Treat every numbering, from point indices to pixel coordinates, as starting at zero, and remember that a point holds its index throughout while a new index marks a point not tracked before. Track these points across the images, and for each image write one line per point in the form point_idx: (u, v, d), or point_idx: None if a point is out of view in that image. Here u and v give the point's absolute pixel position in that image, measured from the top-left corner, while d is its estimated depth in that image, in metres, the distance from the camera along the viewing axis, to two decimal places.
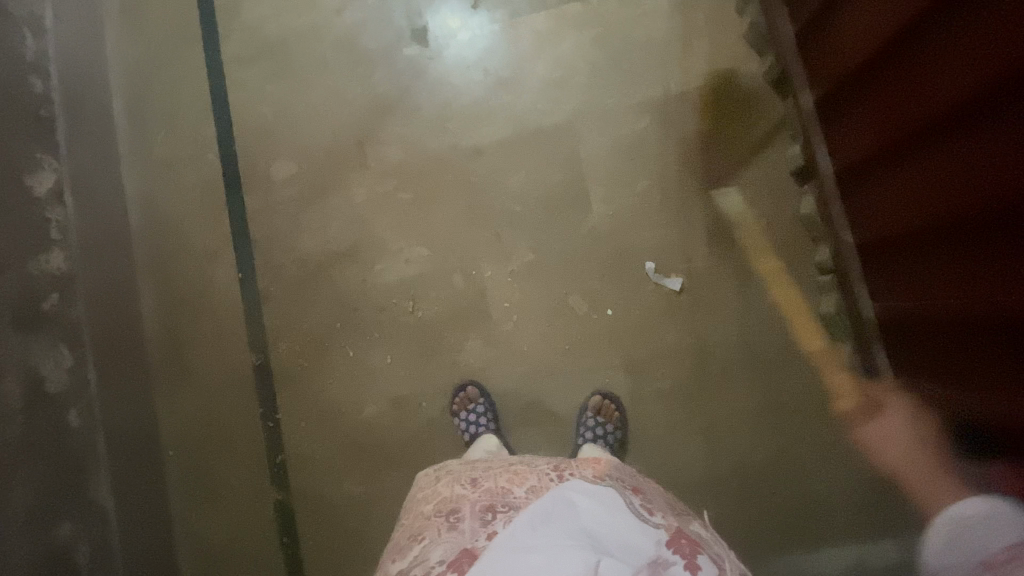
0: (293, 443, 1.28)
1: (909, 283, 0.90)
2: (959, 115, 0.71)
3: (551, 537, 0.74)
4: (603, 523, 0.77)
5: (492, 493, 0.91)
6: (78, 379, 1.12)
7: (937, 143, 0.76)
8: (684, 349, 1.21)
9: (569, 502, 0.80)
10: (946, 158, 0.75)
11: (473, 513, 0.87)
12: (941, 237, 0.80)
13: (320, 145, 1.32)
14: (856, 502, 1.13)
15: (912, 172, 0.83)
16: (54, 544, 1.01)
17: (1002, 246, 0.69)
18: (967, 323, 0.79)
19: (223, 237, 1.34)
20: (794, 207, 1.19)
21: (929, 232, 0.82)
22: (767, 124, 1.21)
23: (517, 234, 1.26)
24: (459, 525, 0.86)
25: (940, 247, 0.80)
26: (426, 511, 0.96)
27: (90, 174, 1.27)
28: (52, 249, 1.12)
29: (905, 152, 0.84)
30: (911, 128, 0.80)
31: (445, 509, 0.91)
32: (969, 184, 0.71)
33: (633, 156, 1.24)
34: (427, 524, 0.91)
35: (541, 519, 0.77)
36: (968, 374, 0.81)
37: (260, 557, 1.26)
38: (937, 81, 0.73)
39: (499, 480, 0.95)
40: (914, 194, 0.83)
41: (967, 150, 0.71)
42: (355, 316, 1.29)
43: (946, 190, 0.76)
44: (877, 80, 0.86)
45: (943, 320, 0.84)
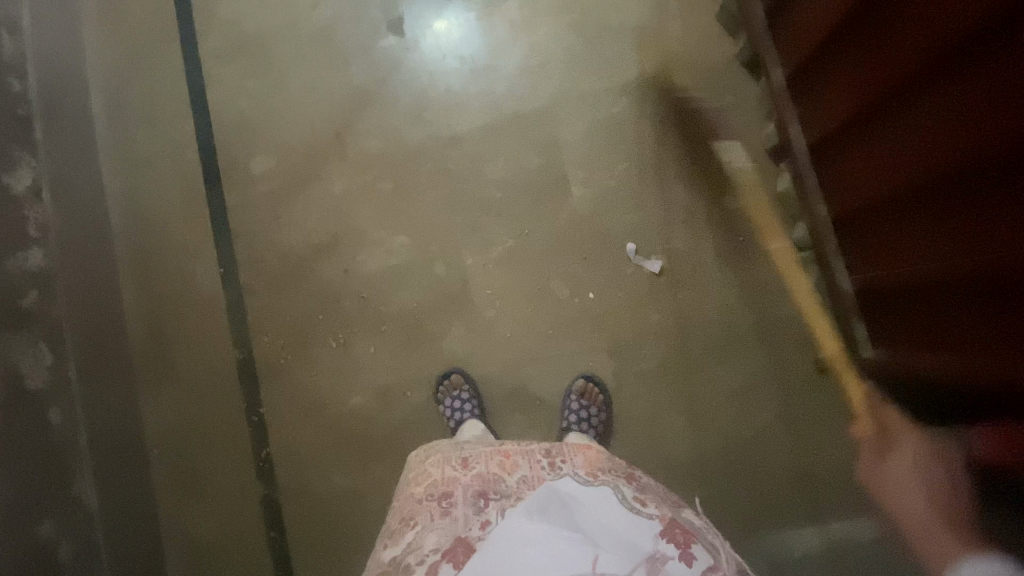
0: (278, 436, 1.28)
1: (885, 252, 0.90)
2: (934, 75, 0.70)
3: (550, 532, 0.74)
4: (600, 519, 0.78)
5: (484, 478, 0.91)
6: (60, 376, 1.11)
7: (910, 107, 0.76)
8: (666, 330, 1.21)
9: (565, 501, 0.81)
10: (920, 120, 0.74)
11: (466, 499, 0.87)
12: (912, 202, 0.80)
13: (299, 138, 1.33)
14: (840, 477, 1.14)
15: (884, 140, 0.83)
16: (36, 542, 1.00)
17: (972, 202, 0.69)
18: (940, 288, 0.78)
19: (204, 233, 1.34)
20: (770, 185, 1.20)
21: (900, 198, 0.82)
22: (742, 104, 1.22)
23: (497, 220, 1.26)
24: (452, 511, 0.85)
25: (913, 212, 0.80)
26: (415, 493, 0.94)
27: (70, 172, 1.27)
28: (32, 247, 1.11)
29: (875, 120, 0.84)
30: (880, 94, 0.81)
31: (436, 493, 0.90)
32: (938, 143, 0.71)
33: (610, 140, 1.25)
34: (419, 508, 0.89)
35: (538, 515, 0.77)
36: (945, 342, 0.81)
37: (248, 553, 1.26)
38: (905, 43, 0.74)
39: (489, 467, 0.93)
40: (886, 161, 0.83)
41: (934, 109, 0.71)
42: (338, 308, 1.29)
43: (920, 154, 0.75)
44: (847, 50, 0.87)
45: (919, 289, 0.83)
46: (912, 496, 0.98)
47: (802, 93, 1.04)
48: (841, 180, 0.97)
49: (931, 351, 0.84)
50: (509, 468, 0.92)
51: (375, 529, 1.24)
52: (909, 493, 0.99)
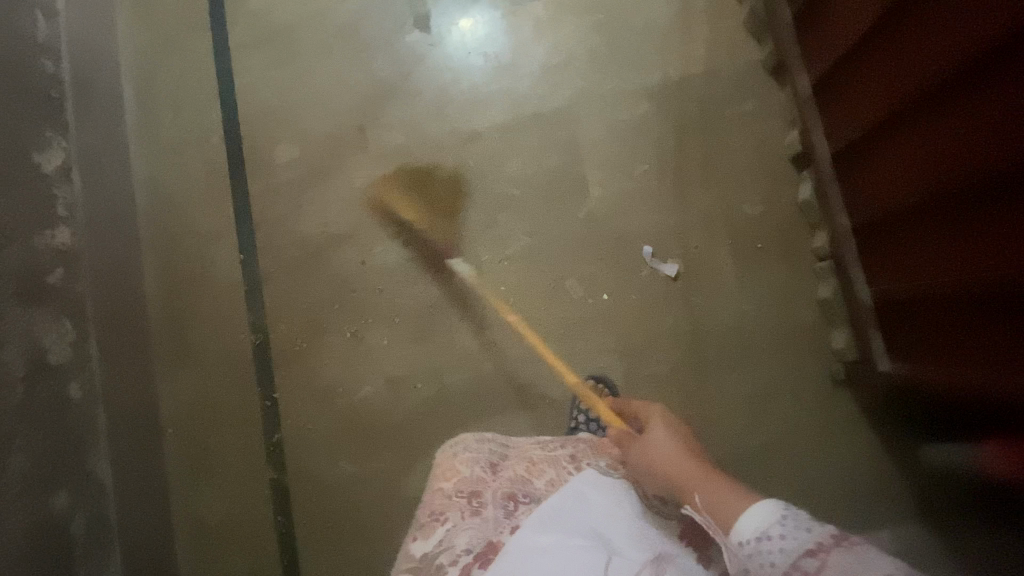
0: (290, 422, 1.30)
1: (908, 261, 0.88)
2: (954, 84, 0.70)
3: (570, 537, 0.81)
4: (615, 520, 0.84)
5: (514, 480, 0.92)
6: (80, 352, 1.15)
7: (931, 122, 0.76)
8: (678, 333, 1.20)
9: (585, 497, 0.87)
10: (938, 135, 0.75)
11: (496, 500, 0.89)
12: (931, 215, 0.80)
13: (322, 128, 1.34)
14: (850, 491, 1.13)
15: (909, 145, 0.82)
16: (52, 512, 1.03)
17: (987, 217, 0.69)
18: (958, 302, 0.78)
19: (225, 219, 1.36)
20: (790, 193, 1.19)
21: (920, 211, 0.82)
22: (765, 109, 1.21)
23: (514, 217, 1.26)
24: (482, 512, 0.87)
25: (930, 225, 0.80)
26: (445, 486, 0.93)
27: (98, 154, 1.29)
28: (59, 225, 1.15)
29: (896, 133, 0.84)
30: (900, 108, 0.81)
31: (466, 493, 0.90)
32: (955, 158, 0.72)
33: (630, 141, 1.24)
34: (449, 505, 0.89)
35: (558, 516, 0.84)
36: (969, 350, 0.79)
37: (254, 535, 1.28)
38: (923, 60, 0.75)
39: (518, 471, 0.94)
40: (905, 173, 0.84)
41: (952, 125, 0.72)
42: (353, 298, 1.30)
43: (945, 160, 0.74)
44: (870, 62, 0.88)
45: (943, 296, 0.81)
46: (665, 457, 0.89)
47: (827, 101, 1.04)
48: (864, 188, 0.96)
49: (954, 360, 0.82)
50: (538, 473, 0.93)
51: (380, 518, 1.25)
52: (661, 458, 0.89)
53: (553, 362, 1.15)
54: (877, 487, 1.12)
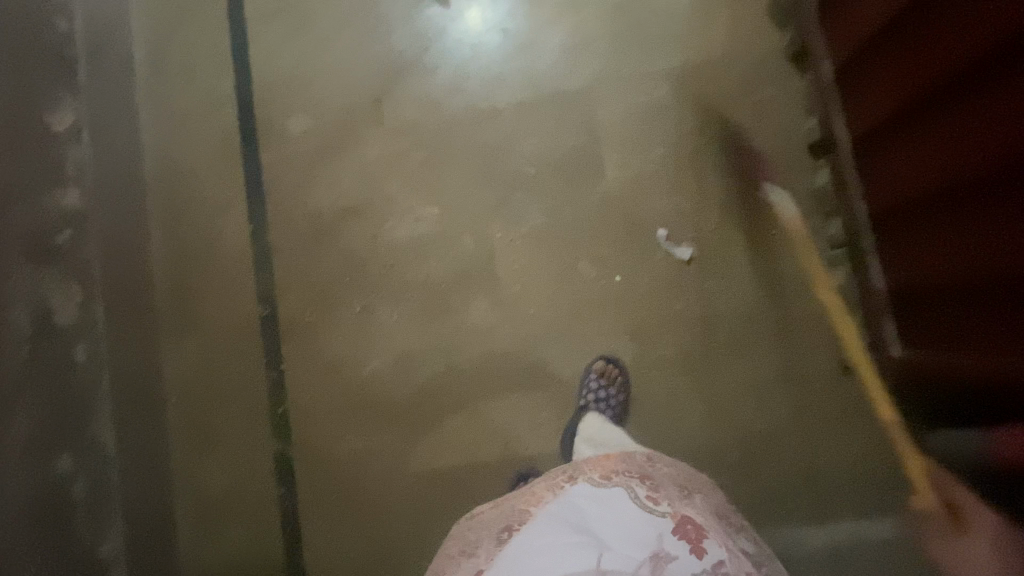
0: (296, 394, 1.28)
1: (920, 249, 0.90)
2: (970, 73, 0.71)
3: (562, 542, 0.85)
4: (609, 523, 0.87)
5: (514, 514, 0.96)
6: (86, 316, 1.14)
7: (946, 111, 0.77)
8: (691, 318, 1.20)
9: (580, 506, 0.91)
10: (953, 124, 0.76)
11: (495, 535, 0.94)
12: (945, 203, 0.81)
13: (337, 100, 1.32)
14: (857, 477, 1.13)
15: (923, 137, 0.83)
16: (54, 476, 1.03)
17: (996, 205, 0.70)
18: (969, 290, 0.79)
19: (235, 189, 1.34)
20: (808, 180, 1.19)
21: (934, 199, 0.83)
22: (784, 96, 1.21)
23: (529, 197, 1.26)
24: (476, 552, 0.93)
25: (944, 213, 0.81)
26: (450, 548, 1.01)
27: (108, 118, 1.27)
28: (68, 185, 1.14)
29: (913, 121, 0.85)
30: (918, 95, 0.82)
31: (467, 550, 0.96)
32: (969, 146, 0.73)
33: (648, 124, 1.24)
34: (452, 564, 0.96)
35: (553, 526, 0.88)
36: (976, 339, 0.80)
37: (257, 507, 1.27)
38: (939, 50, 0.76)
39: (516, 505, 0.97)
40: (922, 161, 0.84)
41: (966, 114, 0.73)
42: (364, 273, 1.29)
43: (958, 152, 0.75)
44: (890, 50, 0.89)
45: (952, 284, 0.83)
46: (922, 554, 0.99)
47: (849, 88, 1.04)
48: (882, 175, 0.97)
49: (963, 348, 0.84)
50: (538, 498, 0.95)
51: (385, 494, 1.24)
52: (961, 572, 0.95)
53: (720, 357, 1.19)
54: (883, 475, 1.13)
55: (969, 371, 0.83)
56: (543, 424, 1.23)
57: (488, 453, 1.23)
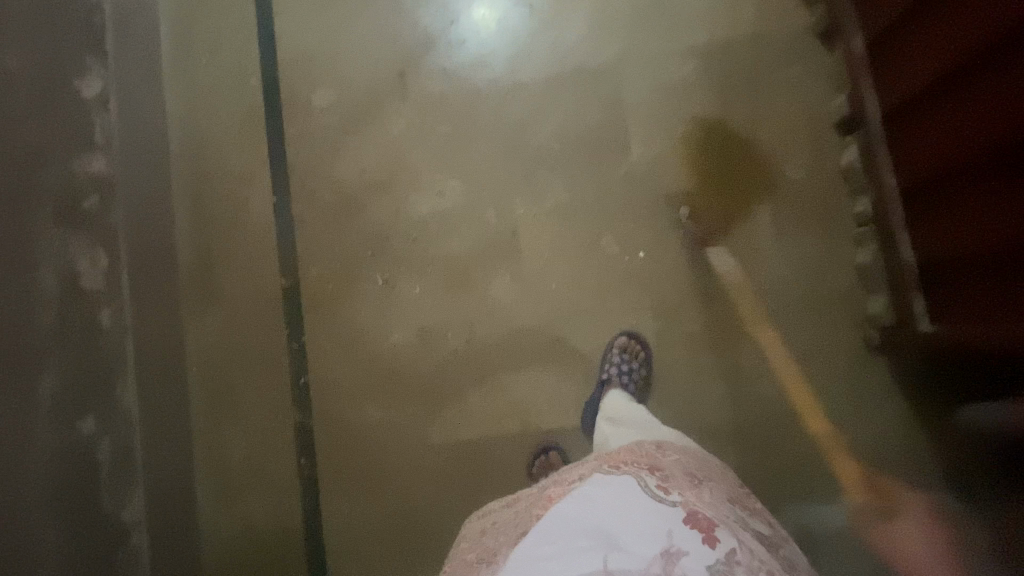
0: (317, 366, 1.29)
1: (949, 222, 0.91)
2: (1015, 34, 0.71)
3: (566, 540, 0.76)
4: (619, 520, 0.77)
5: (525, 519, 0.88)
6: (111, 282, 1.13)
7: (991, 74, 0.77)
8: (715, 295, 1.20)
9: (588, 500, 0.80)
10: (997, 87, 0.76)
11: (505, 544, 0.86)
12: (986, 169, 0.81)
13: (362, 74, 1.32)
14: (879, 456, 1.13)
15: (955, 112, 0.86)
16: (77, 439, 1.02)
17: None
18: (1006, 254, 0.80)
19: (259, 161, 1.34)
20: (833, 158, 1.19)
21: (975, 165, 0.83)
22: (812, 74, 1.20)
23: (554, 172, 1.26)
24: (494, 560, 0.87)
25: (984, 178, 0.81)
26: (467, 557, 0.94)
27: (135, 87, 1.27)
28: (94, 151, 1.13)
29: (954, 88, 0.85)
30: (960, 61, 0.82)
31: (484, 557, 0.89)
32: (1012, 109, 0.73)
33: (675, 101, 1.24)
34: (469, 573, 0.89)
35: (558, 523, 0.78)
36: (1007, 307, 0.82)
37: (277, 478, 1.27)
38: (986, 13, 0.75)
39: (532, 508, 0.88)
40: (963, 128, 0.84)
41: (1010, 77, 0.73)
42: (386, 246, 1.29)
43: (987, 124, 0.78)
44: (931, 17, 0.88)
45: (980, 254, 0.85)
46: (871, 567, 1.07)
47: (882, 62, 1.04)
48: (914, 149, 0.98)
49: (992, 316, 0.86)
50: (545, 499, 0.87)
51: (405, 467, 1.24)
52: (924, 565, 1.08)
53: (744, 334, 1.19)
54: (905, 454, 1.13)
55: (1003, 336, 0.83)
56: (564, 399, 1.23)
57: (508, 427, 1.23)
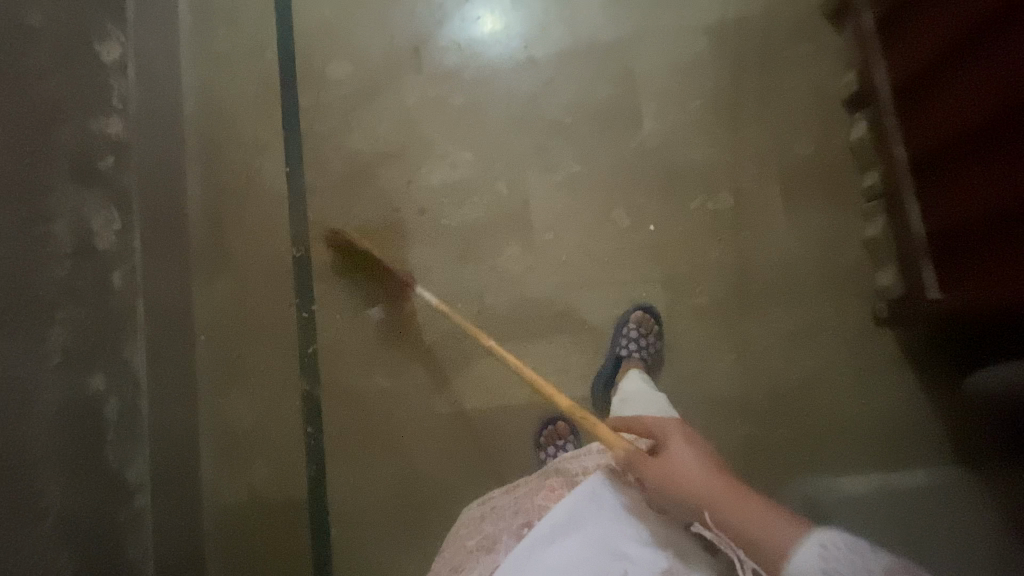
0: (326, 334, 1.29)
1: (954, 189, 0.93)
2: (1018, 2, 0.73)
3: (569, 550, 0.80)
4: (617, 522, 0.82)
5: (529, 510, 0.94)
6: (123, 243, 1.13)
7: (999, 42, 0.78)
8: (725, 268, 1.21)
9: (590, 502, 0.84)
10: (1005, 54, 0.77)
11: (512, 532, 0.91)
12: (995, 135, 0.82)
13: (377, 48, 1.34)
14: (885, 429, 1.14)
15: (960, 81, 0.88)
16: (87, 394, 1.01)
17: None
18: (1013, 219, 0.81)
19: (274, 132, 1.35)
20: (843, 134, 1.21)
21: (983, 133, 0.84)
22: (822, 53, 1.22)
23: (566, 145, 1.27)
24: (497, 547, 0.90)
25: (993, 144, 0.82)
26: (467, 544, 0.97)
27: (154, 55, 1.28)
28: (112, 114, 1.13)
29: (964, 58, 0.87)
30: (968, 32, 0.84)
31: (484, 545, 0.93)
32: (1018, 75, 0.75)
33: (686, 78, 1.25)
34: (470, 560, 0.93)
35: (562, 529, 0.82)
36: (1011, 272, 0.83)
37: (283, 446, 1.28)
38: None
39: (535, 499, 0.95)
40: (971, 97, 0.86)
41: (1016, 44, 0.75)
42: (397, 216, 1.30)
43: (991, 92, 0.81)
44: None
45: (983, 218, 0.87)
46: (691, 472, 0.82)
47: (891, 36, 1.06)
48: (921, 119, 0.99)
49: (993, 279, 0.87)
50: (554, 494, 0.93)
51: (412, 435, 1.25)
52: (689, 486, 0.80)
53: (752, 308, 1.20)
54: (913, 428, 1.13)
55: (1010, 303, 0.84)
56: (572, 369, 1.23)
57: (516, 396, 1.24)
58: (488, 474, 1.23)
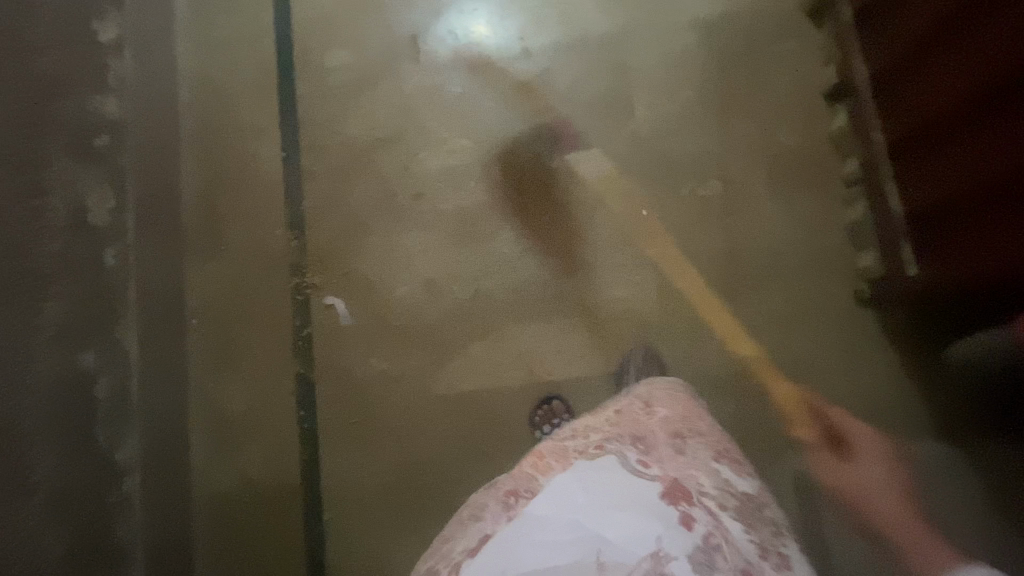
0: (322, 318, 1.29)
1: (931, 167, 0.98)
2: None
3: (553, 535, 0.71)
4: (605, 508, 0.74)
5: (516, 478, 0.85)
6: (118, 222, 1.11)
7: (969, 26, 0.84)
8: (716, 251, 1.25)
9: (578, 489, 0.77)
10: (977, 37, 0.83)
11: (498, 500, 0.83)
12: (967, 111, 0.87)
13: (376, 38, 1.36)
14: (868, 405, 1.19)
15: (938, 63, 0.92)
16: (79, 370, 0.98)
17: (1014, 95, 0.77)
18: (985, 189, 0.86)
19: (271, 117, 1.36)
20: (824, 125, 1.27)
21: (955, 112, 0.90)
22: (804, 48, 1.29)
23: (561, 133, 1.30)
24: (483, 516, 0.82)
25: (965, 121, 0.88)
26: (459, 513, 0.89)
27: (151, 38, 1.28)
28: (108, 93, 1.12)
29: (934, 48, 0.93)
30: (937, 22, 0.91)
31: (474, 513, 0.85)
32: (991, 52, 0.80)
33: (677, 70, 1.30)
34: (459, 528, 0.85)
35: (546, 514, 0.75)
36: (986, 239, 0.88)
37: (277, 430, 1.26)
38: None
39: (524, 468, 0.86)
40: (943, 80, 0.92)
41: (988, 26, 0.80)
42: (394, 201, 1.31)
43: (966, 70, 0.86)
44: None
45: (961, 196, 0.91)
46: (880, 492, 1.15)
47: (868, 30, 1.12)
48: (899, 107, 1.05)
49: (973, 249, 0.91)
50: (541, 467, 0.83)
51: (408, 418, 1.25)
52: (881, 498, 1.14)
53: (742, 289, 1.24)
54: (893, 404, 1.18)
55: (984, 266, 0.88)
56: (567, 351, 1.25)
57: (513, 377, 1.25)
58: (488, 458, 1.23)
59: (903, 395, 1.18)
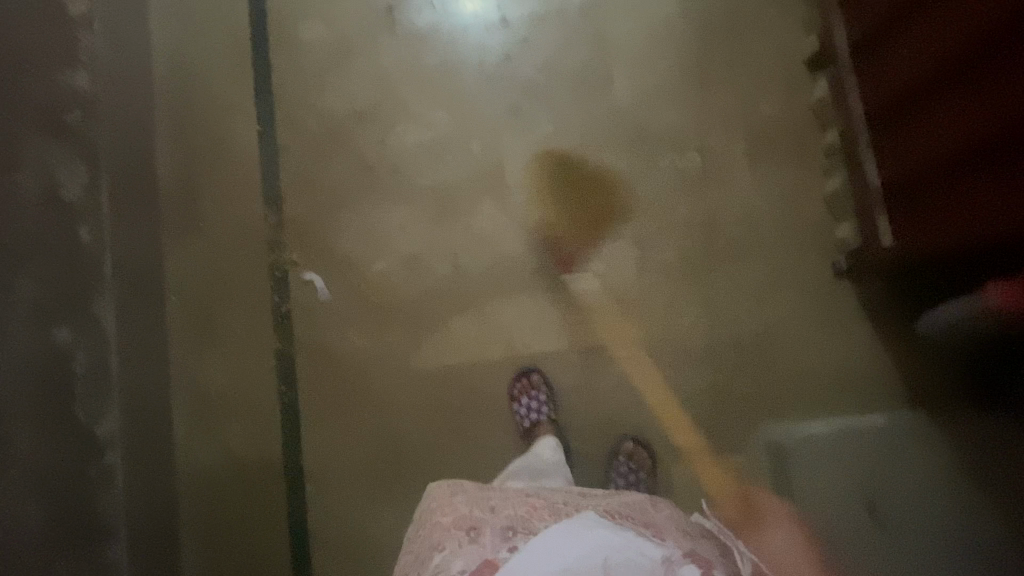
0: (301, 294, 1.29)
1: (906, 135, 0.97)
2: None
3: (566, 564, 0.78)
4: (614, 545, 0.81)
5: (509, 510, 0.89)
6: (92, 198, 1.09)
7: None
8: (694, 224, 1.24)
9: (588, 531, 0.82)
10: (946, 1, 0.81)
11: (497, 528, 0.86)
12: (940, 77, 0.86)
13: (351, 9, 1.34)
14: (843, 376, 1.19)
15: (911, 28, 0.91)
16: (53, 346, 0.98)
17: (988, 60, 0.75)
18: (959, 158, 0.85)
19: (246, 92, 1.34)
20: (804, 94, 1.25)
21: (928, 78, 0.88)
22: (784, 15, 1.27)
23: (539, 105, 1.29)
24: (480, 539, 0.85)
25: (939, 88, 0.87)
26: (444, 522, 0.91)
27: (121, 11, 1.26)
28: (77, 66, 1.09)
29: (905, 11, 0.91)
30: None
31: (466, 526, 0.88)
32: (961, 18, 0.79)
33: (655, 40, 1.28)
34: (450, 540, 0.87)
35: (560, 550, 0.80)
36: (959, 207, 0.87)
37: (259, 405, 1.27)
38: None
39: (517, 505, 0.90)
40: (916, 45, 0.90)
41: None
42: (371, 176, 1.30)
43: (936, 36, 0.85)
44: None
45: (934, 163, 0.90)
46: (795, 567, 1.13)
47: None
48: (876, 73, 1.03)
49: (946, 218, 0.91)
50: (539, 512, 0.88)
51: (388, 393, 1.26)
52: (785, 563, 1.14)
53: (720, 262, 1.23)
54: (868, 374, 1.19)
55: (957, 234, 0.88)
56: (545, 325, 1.25)
57: (491, 352, 1.26)
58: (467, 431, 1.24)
59: (878, 365, 1.18)
